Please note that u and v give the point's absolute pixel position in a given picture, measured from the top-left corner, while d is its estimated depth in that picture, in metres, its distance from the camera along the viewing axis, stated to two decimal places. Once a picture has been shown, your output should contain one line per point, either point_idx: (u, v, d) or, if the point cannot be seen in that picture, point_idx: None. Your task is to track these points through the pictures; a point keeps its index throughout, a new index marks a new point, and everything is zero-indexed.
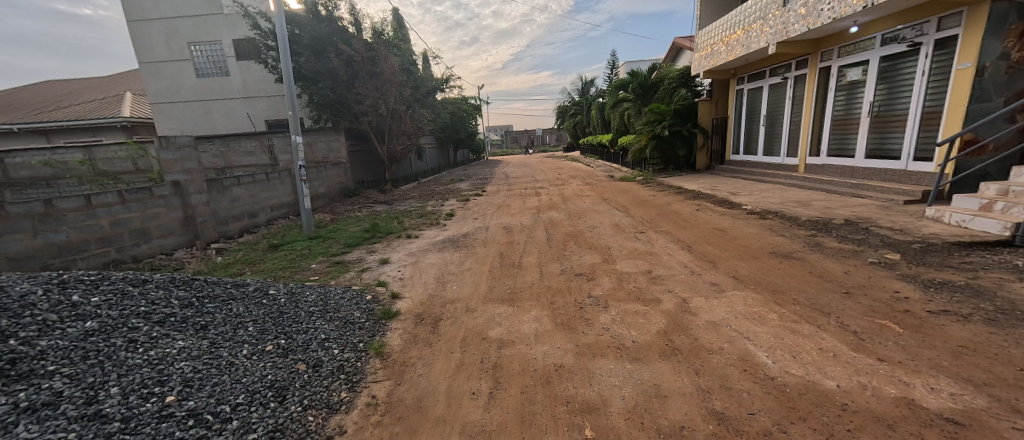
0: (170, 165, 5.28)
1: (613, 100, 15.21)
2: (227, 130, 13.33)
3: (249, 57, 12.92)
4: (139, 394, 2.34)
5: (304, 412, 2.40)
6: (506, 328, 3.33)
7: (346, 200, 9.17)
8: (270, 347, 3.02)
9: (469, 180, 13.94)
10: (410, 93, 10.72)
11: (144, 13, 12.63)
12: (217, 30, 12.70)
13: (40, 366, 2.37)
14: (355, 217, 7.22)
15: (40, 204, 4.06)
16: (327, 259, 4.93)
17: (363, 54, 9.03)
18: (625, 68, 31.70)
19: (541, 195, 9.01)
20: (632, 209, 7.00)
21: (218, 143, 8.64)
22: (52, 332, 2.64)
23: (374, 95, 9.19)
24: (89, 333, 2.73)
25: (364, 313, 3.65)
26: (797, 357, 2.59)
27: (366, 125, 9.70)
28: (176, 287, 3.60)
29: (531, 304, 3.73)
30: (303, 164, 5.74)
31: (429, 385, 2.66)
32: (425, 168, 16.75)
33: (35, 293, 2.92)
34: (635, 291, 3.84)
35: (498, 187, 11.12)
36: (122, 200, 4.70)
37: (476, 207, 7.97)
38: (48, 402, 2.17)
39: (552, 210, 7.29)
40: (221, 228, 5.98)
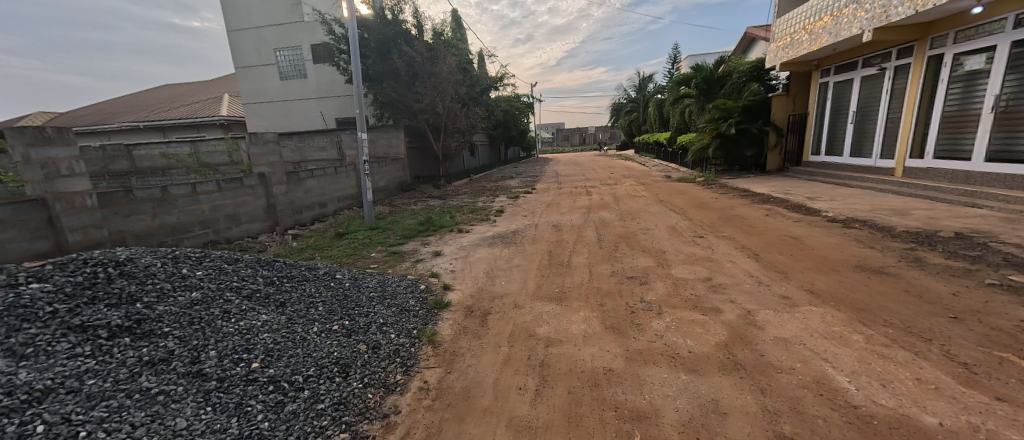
0: (258, 159, 5.94)
1: (672, 96, 14.40)
2: (303, 128, 14.69)
3: (323, 60, 14.05)
4: (232, 358, 2.70)
5: (364, 389, 2.62)
6: (554, 327, 3.33)
7: (403, 194, 9.68)
8: (336, 327, 3.31)
9: (519, 178, 14.04)
10: (466, 92, 10.91)
11: (240, 23, 14.21)
12: (298, 36, 13.97)
13: (159, 326, 2.82)
14: (411, 211, 7.59)
15: (159, 190, 4.79)
16: (385, 249, 5.26)
17: (423, 55, 9.37)
18: (688, 62, 29.81)
19: (591, 194, 8.81)
20: (690, 212, 6.60)
21: (296, 139, 9.48)
22: (167, 299, 3.11)
23: (432, 94, 9.52)
24: (194, 302, 3.19)
25: (418, 301, 3.86)
26: (888, 386, 2.30)
27: (424, 123, 10.11)
28: (261, 267, 4.07)
29: (580, 304, 3.69)
30: (368, 158, 6.06)
31: (477, 376, 2.75)
32: (477, 165, 17.13)
33: (155, 265, 3.46)
34: (692, 299, 3.63)
35: (547, 185, 11.07)
36: (219, 188, 5.40)
37: (525, 204, 8.00)
38: (163, 358, 2.56)
39: (603, 210, 7.11)
40: (296, 217, 6.61)
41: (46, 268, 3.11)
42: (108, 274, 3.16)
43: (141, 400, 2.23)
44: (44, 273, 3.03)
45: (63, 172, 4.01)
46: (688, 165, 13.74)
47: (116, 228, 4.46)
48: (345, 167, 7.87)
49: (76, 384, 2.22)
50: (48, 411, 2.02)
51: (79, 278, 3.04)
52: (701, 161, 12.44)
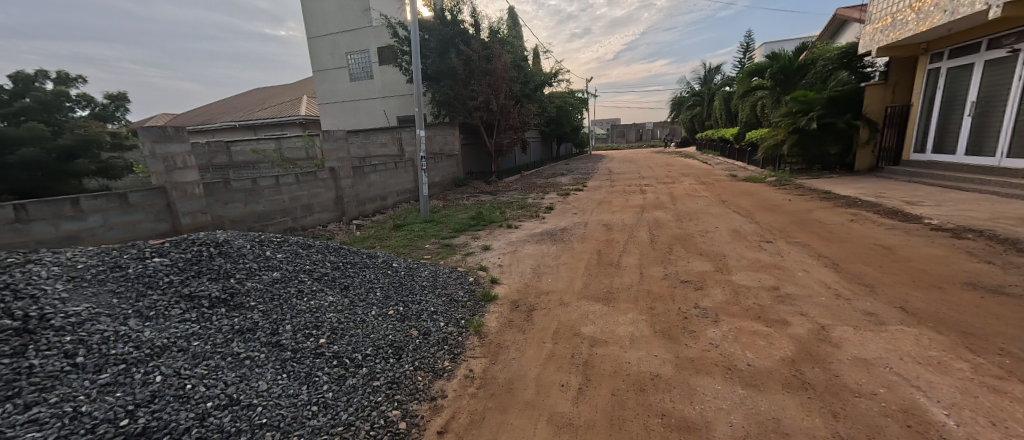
0: (329, 154, 6.50)
1: (743, 88, 13.15)
2: (369, 126, 15.64)
3: (388, 62, 14.67)
4: (304, 333, 3.01)
5: (414, 371, 2.79)
6: (600, 327, 3.26)
7: (456, 189, 10.00)
8: (392, 312, 3.54)
9: (571, 174, 13.83)
10: (519, 89, 10.79)
11: (319, 30, 15.45)
12: (366, 40, 14.80)
13: (247, 300, 3.22)
14: (463, 205, 7.81)
15: (250, 182, 5.44)
16: (438, 241, 5.50)
17: (479, 53, 9.48)
18: (764, 49, 27.21)
19: (646, 193, 8.43)
20: (757, 215, 6.07)
21: (361, 136, 10.17)
22: (254, 277, 3.55)
23: (486, 91, 9.63)
24: (275, 281, 3.60)
25: (467, 293, 4.01)
26: (998, 425, 1.96)
27: (477, 121, 10.26)
28: (330, 253, 4.47)
29: (628, 306, 3.58)
30: (424, 155, 6.31)
31: (520, 369, 2.81)
32: (529, 162, 17.10)
33: (245, 247, 3.96)
34: (755, 309, 3.35)
35: (600, 183, 10.80)
36: (297, 181, 6.01)
37: (575, 202, 7.88)
38: (249, 328, 2.93)
39: (658, 210, 6.78)
40: (360, 208, 7.15)
41: (164, 246, 3.69)
42: (209, 253, 3.68)
43: (232, 362, 2.57)
44: (163, 250, 3.60)
45: (178, 165, 4.70)
46: (758, 163, 12.55)
47: (216, 214, 5.14)
48: (404, 163, 8.35)
49: (185, 343, 2.61)
50: (165, 363, 2.41)
51: (188, 256, 3.57)
52: (774, 159, 11.31)
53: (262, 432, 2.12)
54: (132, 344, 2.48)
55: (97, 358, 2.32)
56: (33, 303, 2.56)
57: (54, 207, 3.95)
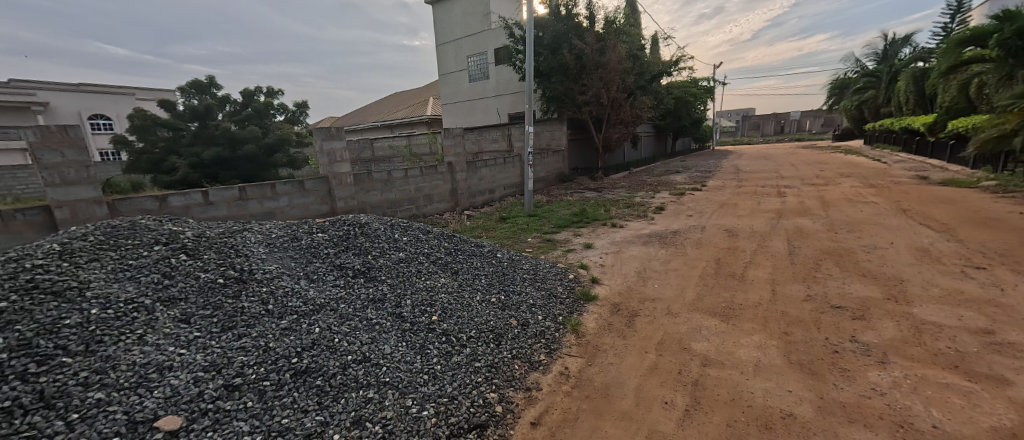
0: (448, 150, 7.06)
1: (947, 64, 10.14)
2: (483, 124, 15.16)
3: (504, 62, 13.93)
4: (421, 308, 3.28)
5: (512, 359, 2.82)
6: (716, 345, 2.81)
7: (561, 185, 9.96)
8: (495, 299, 3.63)
9: (690, 172, 12.58)
10: (634, 81, 10.15)
11: (444, 36, 15.67)
12: (485, 42, 14.30)
13: (380, 274, 3.68)
14: (567, 201, 7.68)
15: (387, 175, 6.23)
16: (540, 235, 5.52)
17: (593, 46, 9.02)
18: (985, 9, 20.53)
19: (785, 196, 7.12)
20: (957, 231, 4.57)
21: (476, 133, 10.77)
22: (385, 255, 4.02)
23: (598, 85, 9.18)
24: (401, 260, 4.01)
25: (566, 290, 3.90)
26: None
27: (586, 116, 9.88)
28: (444, 239, 4.81)
29: (754, 326, 2.99)
30: (532, 150, 6.40)
31: (618, 377, 2.61)
32: (642, 159, 16.13)
33: (379, 228, 4.51)
34: (949, 355, 2.50)
35: (724, 182, 9.56)
36: (421, 173, 6.68)
37: (693, 203, 7.08)
38: (380, 298, 3.31)
39: (801, 217, 5.64)
40: (471, 200, 7.64)
41: (325, 224, 4.45)
42: (355, 233, 4.30)
43: (367, 325, 2.94)
44: (324, 227, 4.35)
45: (337, 159, 5.63)
46: (966, 163, 9.55)
47: (360, 199, 6.01)
48: (512, 158, 8.56)
49: (336, 304, 3.10)
50: (323, 317, 2.89)
51: (340, 234, 4.24)
52: (993, 157, 8.41)
53: (385, 389, 2.38)
54: (302, 299, 3.03)
55: (280, 307, 2.90)
56: (245, 260, 3.33)
57: (261, 190, 5.05)
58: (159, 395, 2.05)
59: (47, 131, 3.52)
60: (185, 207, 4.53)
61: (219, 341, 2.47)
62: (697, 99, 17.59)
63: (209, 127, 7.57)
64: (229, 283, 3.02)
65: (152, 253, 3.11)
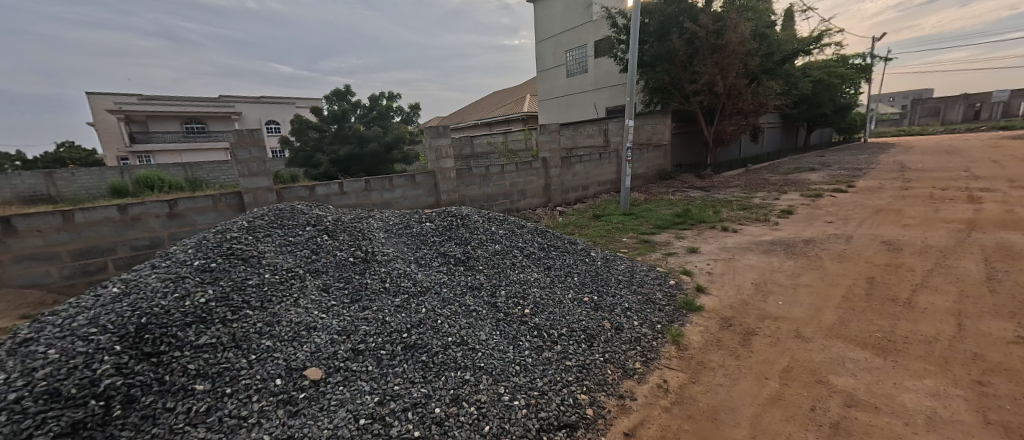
0: (543, 145, 7.00)
1: None
2: (578, 118, 14.83)
3: (604, 53, 13.32)
4: (514, 299, 3.26)
5: (604, 363, 2.64)
6: (867, 385, 2.29)
7: (661, 182, 9.33)
8: (587, 298, 3.44)
9: (825, 169, 10.75)
10: (759, 63, 8.89)
11: (544, 32, 15.63)
12: (584, 34, 13.88)
13: (478, 263, 3.77)
14: (668, 200, 7.13)
15: (483, 170, 6.38)
16: (637, 236, 5.16)
17: (709, 28, 8.07)
18: None
19: (967, 203, 5.66)
20: None
21: (571, 127, 10.55)
22: (482, 246, 4.11)
23: (712, 71, 8.23)
24: (496, 251, 4.06)
25: (666, 296, 3.55)
26: None
27: (694, 106, 9.00)
28: (538, 234, 4.76)
29: (925, 367, 2.37)
30: (631, 145, 5.98)
31: (728, 401, 2.28)
32: (764, 154, 14.14)
33: (477, 220, 4.64)
34: None
35: (874, 182, 7.99)
36: (516, 169, 6.74)
37: (833, 207, 5.99)
38: (477, 286, 3.38)
39: (1000, 232, 4.38)
40: (564, 196, 7.51)
41: (431, 215, 4.74)
42: (456, 224, 4.48)
43: (464, 310, 3.01)
44: (431, 217, 4.64)
45: (443, 155, 5.91)
46: None
47: (460, 193, 6.25)
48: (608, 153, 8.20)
49: (439, 287, 3.26)
50: (428, 299, 3.06)
51: (444, 224, 4.46)
52: None
53: (480, 373, 2.42)
54: (412, 281, 3.28)
55: (394, 286, 3.17)
56: (369, 243, 3.72)
57: (381, 182, 5.48)
58: (307, 349, 2.42)
59: (241, 134, 4.37)
60: (326, 196, 5.11)
61: (349, 311, 2.82)
62: (841, 81, 14.88)
63: (345, 130, 8.85)
64: (356, 262, 3.41)
65: (304, 233, 3.68)
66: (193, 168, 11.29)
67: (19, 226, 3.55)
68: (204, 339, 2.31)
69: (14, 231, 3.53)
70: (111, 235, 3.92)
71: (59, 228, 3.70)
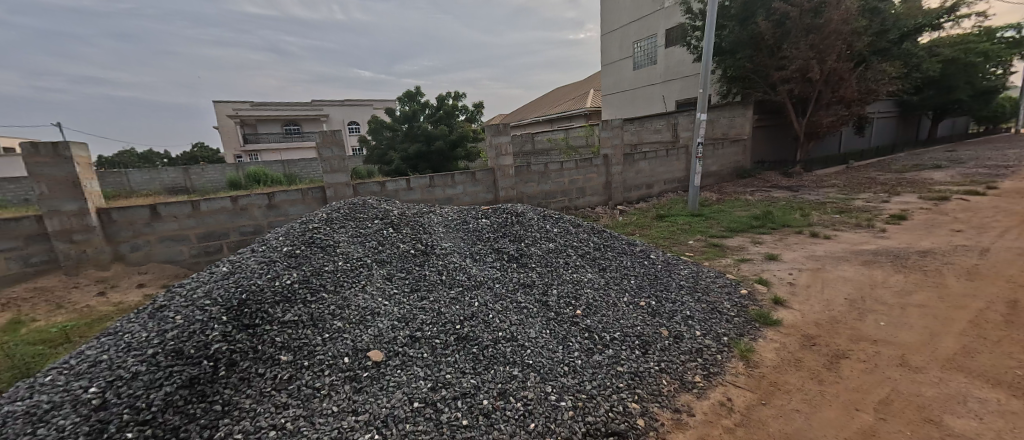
0: (605, 142, 6.73)
1: None
2: (645, 113, 14.16)
3: (676, 42, 12.51)
4: (566, 299, 3.10)
5: (659, 373, 2.40)
6: (1000, 433, 1.84)
7: (737, 181, 8.62)
8: (644, 303, 3.17)
9: (952, 167, 9.14)
10: (867, 44, 7.71)
11: (612, 23, 15.04)
12: (655, 23, 13.14)
13: (531, 261, 3.65)
14: (744, 201, 6.53)
15: (541, 167, 6.26)
16: (706, 239, 4.75)
17: (805, 5, 7.08)
18: None
19: None
20: None
21: (636, 123, 10.07)
22: (536, 243, 3.99)
23: (807, 55, 7.24)
24: (550, 250, 3.92)
25: (735, 307, 3.16)
26: None
27: (783, 96, 8.06)
28: (594, 234, 4.54)
29: None
30: (702, 141, 5.58)
31: (806, 432, 1.96)
32: (872, 148, 12.27)
33: (531, 217, 4.52)
34: None
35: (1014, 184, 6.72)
36: (575, 166, 6.54)
37: (961, 212, 5.07)
38: (528, 284, 3.27)
39: None
40: (626, 194, 7.17)
41: (487, 211, 4.71)
42: (511, 221, 4.40)
43: (515, 306, 2.92)
44: (487, 213, 4.61)
45: (502, 153, 5.88)
46: None
47: (519, 190, 6.19)
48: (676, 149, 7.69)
49: (493, 282, 3.20)
50: (481, 294, 3.01)
51: (499, 220, 4.41)
52: None
53: (527, 370, 2.31)
54: (467, 275, 3.25)
55: (449, 279, 3.17)
56: (428, 237, 3.78)
57: (445, 178, 5.58)
58: (372, 331, 2.49)
59: (325, 133, 4.61)
60: (395, 191, 5.27)
61: (410, 299, 2.87)
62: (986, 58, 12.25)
63: (415, 128, 9.31)
64: (417, 254, 3.47)
65: (371, 225, 3.82)
66: (291, 165, 12.59)
67: (160, 212, 4.09)
68: (289, 317, 2.50)
69: (158, 216, 4.08)
70: (224, 222, 4.36)
71: (188, 215, 4.19)
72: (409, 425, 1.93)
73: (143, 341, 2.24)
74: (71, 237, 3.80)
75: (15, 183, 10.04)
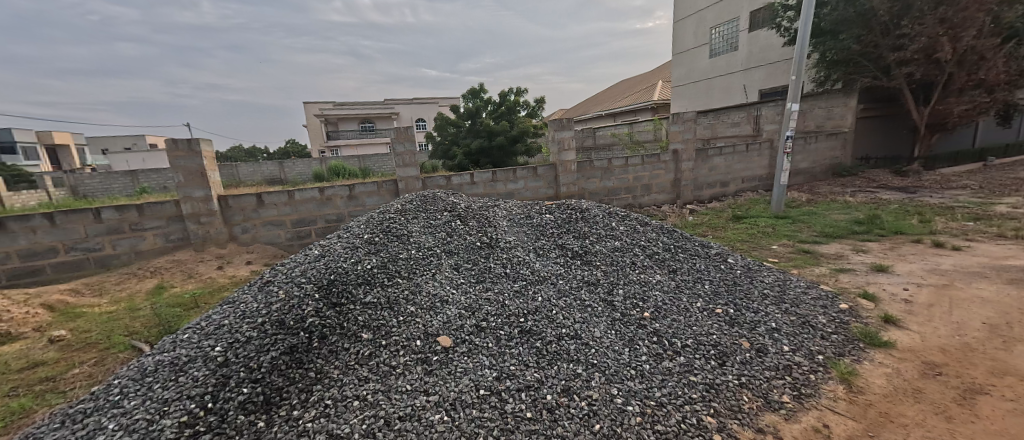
0: (675, 136, 6.29)
1: None
2: (721, 104, 13.16)
3: (763, 25, 11.42)
4: (632, 301, 2.92)
5: (739, 387, 2.17)
6: None
7: (833, 179, 7.72)
8: (719, 310, 2.90)
9: None
10: (1015, 15, 6.41)
11: (687, 8, 14.09)
12: (738, 5, 12.08)
13: (595, 259, 3.51)
14: (841, 203, 5.81)
15: (604, 162, 6.03)
16: (794, 244, 4.28)
17: None
18: None
19: None
20: None
21: (712, 115, 9.38)
22: (601, 241, 3.83)
23: (930, 33, 6.21)
24: (615, 248, 3.74)
25: (832, 322, 2.77)
26: None
27: (898, 81, 7.00)
28: (663, 234, 4.27)
29: None
30: (792, 134, 5.02)
31: None
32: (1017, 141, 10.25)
33: (597, 214, 4.35)
34: None
35: None
36: (641, 162, 6.22)
37: None
38: (593, 282, 3.14)
39: None
40: (697, 193, 6.69)
41: (551, 206, 4.61)
42: (575, 217, 4.28)
43: (579, 304, 2.81)
44: (551, 209, 4.52)
45: (565, 148, 5.73)
46: None
47: (581, 186, 6.01)
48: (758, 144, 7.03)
49: (556, 278, 3.12)
50: (544, 289, 2.94)
51: (563, 216, 4.30)
52: None
53: (592, 370, 2.20)
54: (530, 269, 3.20)
55: (513, 272, 3.14)
56: (494, 230, 3.78)
57: (506, 173, 5.57)
58: (441, 318, 2.53)
59: (399, 130, 4.79)
60: (459, 185, 5.37)
61: (476, 289, 2.88)
62: None
63: (477, 124, 9.44)
64: (482, 246, 3.49)
65: (440, 217, 3.90)
66: (365, 160, 13.42)
67: (264, 200, 4.53)
68: (370, 298, 2.63)
69: (262, 203, 4.51)
70: (312, 210, 4.72)
71: (284, 203, 4.58)
72: (475, 411, 1.92)
73: (254, 311, 2.49)
74: (199, 219, 4.31)
75: (155, 173, 11.78)
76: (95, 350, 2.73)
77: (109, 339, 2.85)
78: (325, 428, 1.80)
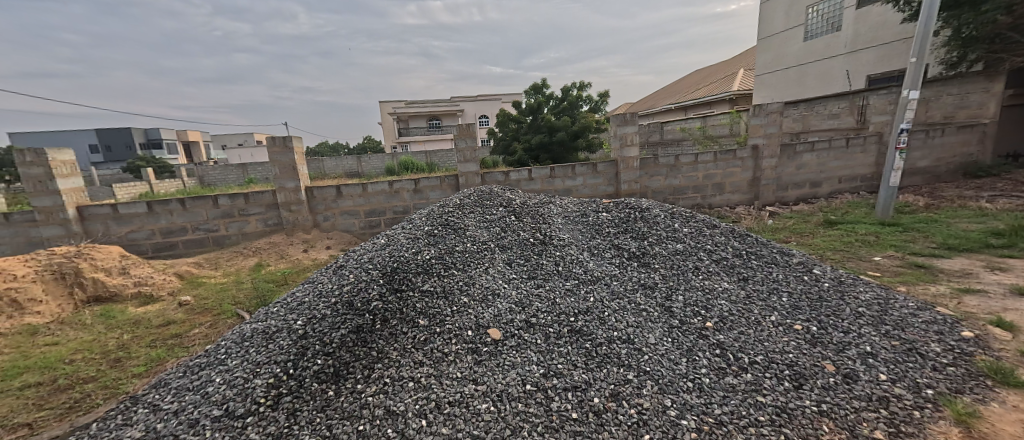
0: (756, 130, 5.71)
1: None
2: (817, 92, 11.78)
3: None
4: (694, 308, 2.64)
5: (819, 416, 1.84)
6: None
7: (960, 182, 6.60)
8: (798, 326, 2.52)
9: None
10: None
11: None
12: None
13: (654, 261, 3.25)
14: (969, 210, 4.92)
15: (672, 159, 5.65)
16: (903, 256, 3.68)
17: None
18: None
19: None
20: None
21: (802, 107, 8.42)
22: (662, 243, 3.54)
23: None
24: (677, 251, 3.43)
25: (946, 352, 2.30)
26: None
27: None
28: (735, 238, 3.86)
29: None
30: (909, 126, 4.30)
31: None
32: None
33: (660, 215, 4.05)
34: None
35: None
36: (715, 159, 5.73)
37: None
38: (650, 285, 2.90)
39: None
40: (779, 194, 6.03)
41: (609, 204, 4.38)
42: (634, 216, 4.02)
43: (633, 308, 2.59)
44: (608, 207, 4.28)
45: (628, 143, 5.41)
46: None
47: (644, 184, 5.66)
48: (862, 138, 6.17)
49: (610, 279, 2.92)
50: (597, 290, 2.76)
51: (621, 215, 4.06)
52: None
53: (644, 377, 2.00)
54: (584, 268, 3.03)
55: (566, 270, 2.99)
56: (547, 227, 3.64)
57: (565, 169, 5.39)
58: (492, 310, 2.46)
59: (462, 127, 4.82)
60: (517, 180, 5.30)
61: (527, 285, 2.78)
62: None
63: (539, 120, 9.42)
64: (536, 242, 3.37)
65: (497, 212, 3.84)
66: (432, 155, 13.89)
67: (342, 191, 4.77)
68: (427, 286, 2.63)
69: (341, 194, 4.76)
70: (383, 201, 4.88)
71: (359, 194, 4.80)
72: (520, 405, 1.81)
73: (329, 290, 2.61)
74: (290, 207, 4.64)
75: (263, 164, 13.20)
76: (210, 314, 3.02)
77: (220, 307, 3.13)
78: (382, 404, 1.81)
